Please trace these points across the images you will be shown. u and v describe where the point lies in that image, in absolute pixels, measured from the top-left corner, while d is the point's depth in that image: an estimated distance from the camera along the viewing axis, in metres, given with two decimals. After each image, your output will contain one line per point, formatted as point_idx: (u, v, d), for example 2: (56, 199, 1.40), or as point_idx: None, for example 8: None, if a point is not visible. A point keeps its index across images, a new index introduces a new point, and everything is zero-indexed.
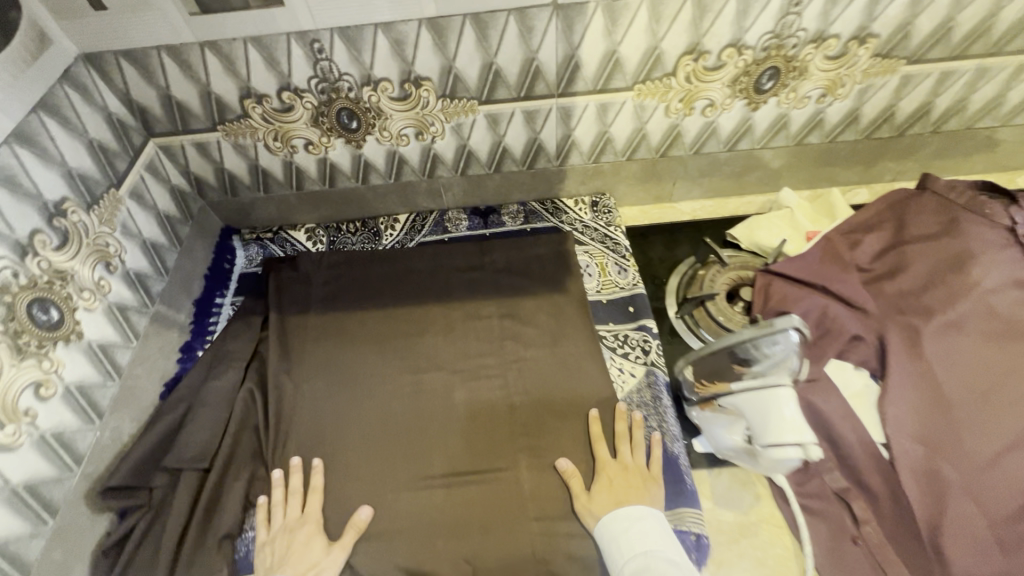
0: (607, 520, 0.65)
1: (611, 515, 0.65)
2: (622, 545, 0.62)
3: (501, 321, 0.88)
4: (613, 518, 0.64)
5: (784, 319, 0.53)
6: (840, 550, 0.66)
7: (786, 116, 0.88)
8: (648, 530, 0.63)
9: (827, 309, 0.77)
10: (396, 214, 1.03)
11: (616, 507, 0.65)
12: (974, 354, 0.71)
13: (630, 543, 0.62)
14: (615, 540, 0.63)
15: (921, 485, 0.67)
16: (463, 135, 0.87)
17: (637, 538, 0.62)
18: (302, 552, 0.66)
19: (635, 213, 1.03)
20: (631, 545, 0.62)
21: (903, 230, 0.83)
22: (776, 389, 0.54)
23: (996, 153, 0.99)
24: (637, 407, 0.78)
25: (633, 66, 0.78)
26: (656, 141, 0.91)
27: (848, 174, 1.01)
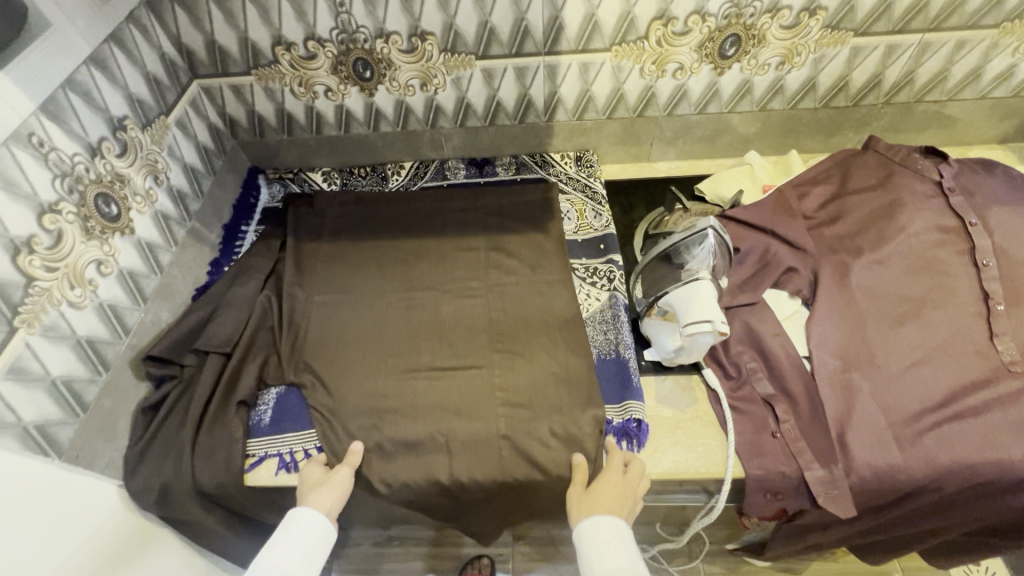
0: (586, 527, 0.68)
1: (591, 525, 0.68)
2: (595, 554, 0.66)
3: (488, 253, 1.00)
4: (590, 528, 0.68)
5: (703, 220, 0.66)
6: (760, 441, 0.77)
7: (749, 81, 0.99)
8: (619, 545, 0.66)
9: (770, 246, 0.87)
10: (402, 162, 1.16)
11: (596, 517, 0.68)
12: (893, 286, 0.82)
13: (602, 555, 0.66)
14: (591, 547, 0.67)
15: (836, 391, 0.77)
16: (463, 88, 1.00)
17: (611, 553, 0.66)
18: (312, 488, 0.74)
19: (615, 170, 1.14)
20: (604, 558, 0.65)
21: (846, 184, 0.93)
22: (698, 281, 0.66)
23: (949, 128, 1.08)
24: (599, 324, 0.90)
25: (609, 28, 0.90)
26: (633, 102, 1.02)
27: (812, 142, 1.11)
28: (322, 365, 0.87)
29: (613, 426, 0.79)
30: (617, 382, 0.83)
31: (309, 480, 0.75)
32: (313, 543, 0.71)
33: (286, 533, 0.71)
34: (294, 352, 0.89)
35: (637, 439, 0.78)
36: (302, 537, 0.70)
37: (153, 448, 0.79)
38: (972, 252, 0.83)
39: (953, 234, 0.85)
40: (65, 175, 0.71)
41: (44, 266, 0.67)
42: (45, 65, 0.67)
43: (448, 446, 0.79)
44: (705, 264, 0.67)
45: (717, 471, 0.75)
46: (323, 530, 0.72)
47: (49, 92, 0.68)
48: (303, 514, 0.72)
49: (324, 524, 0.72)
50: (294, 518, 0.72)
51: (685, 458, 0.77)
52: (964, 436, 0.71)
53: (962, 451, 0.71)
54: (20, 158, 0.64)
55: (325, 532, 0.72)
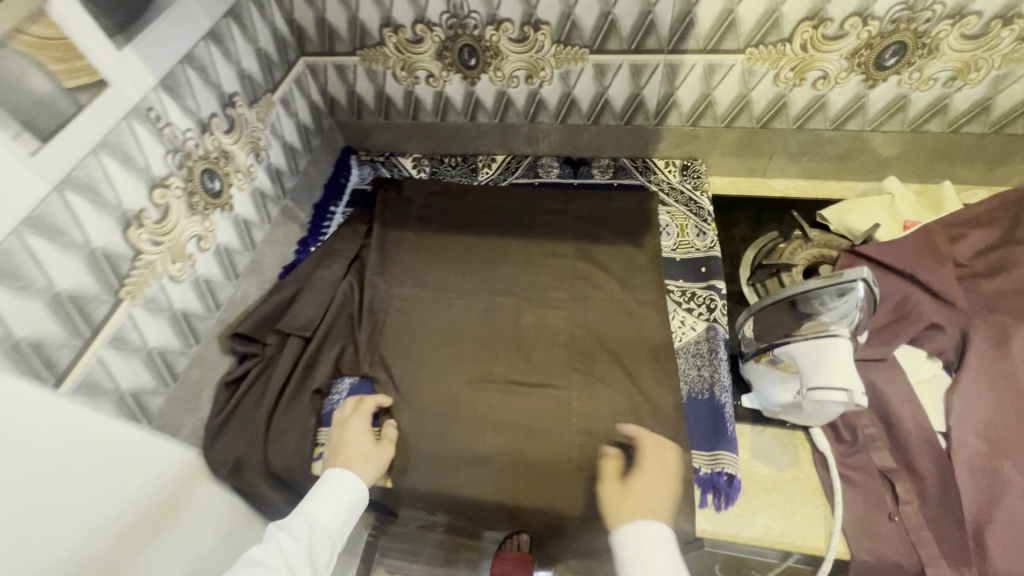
0: (625, 531, 0.62)
1: (629, 531, 0.62)
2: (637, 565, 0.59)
3: (575, 262, 0.94)
4: (627, 537, 0.62)
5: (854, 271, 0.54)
6: (875, 523, 0.67)
7: (905, 98, 0.85)
8: (665, 550, 0.60)
9: (910, 294, 0.75)
10: (494, 154, 1.11)
11: (635, 524, 0.62)
12: None
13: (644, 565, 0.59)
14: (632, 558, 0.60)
15: (976, 479, 0.65)
16: (570, 83, 0.93)
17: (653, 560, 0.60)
18: (355, 455, 0.72)
19: (724, 183, 1.04)
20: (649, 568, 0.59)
21: (1014, 232, 0.79)
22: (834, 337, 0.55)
23: None
24: (692, 357, 0.82)
25: (748, 28, 0.79)
26: (759, 111, 0.91)
27: (968, 172, 0.95)
28: (396, 358, 0.86)
29: (698, 475, 0.71)
30: (708, 426, 0.75)
31: (351, 445, 0.73)
32: (348, 505, 0.69)
33: (321, 491, 0.69)
34: (369, 342, 0.88)
35: (727, 494, 0.70)
36: (338, 498, 0.69)
37: (231, 422, 0.81)
38: None
39: None
40: (177, 150, 0.72)
41: (150, 239, 0.68)
42: (168, 40, 0.67)
43: (514, 465, 0.75)
44: (842, 319, 0.57)
45: (818, 547, 0.66)
46: (357, 496, 0.70)
47: (170, 67, 0.68)
48: (345, 476, 0.70)
49: (359, 498, 0.70)
50: (332, 478, 0.70)
51: (781, 525, 0.68)
52: None
53: None
54: (138, 132, 0.65)
55: (360, 495, 0.70)
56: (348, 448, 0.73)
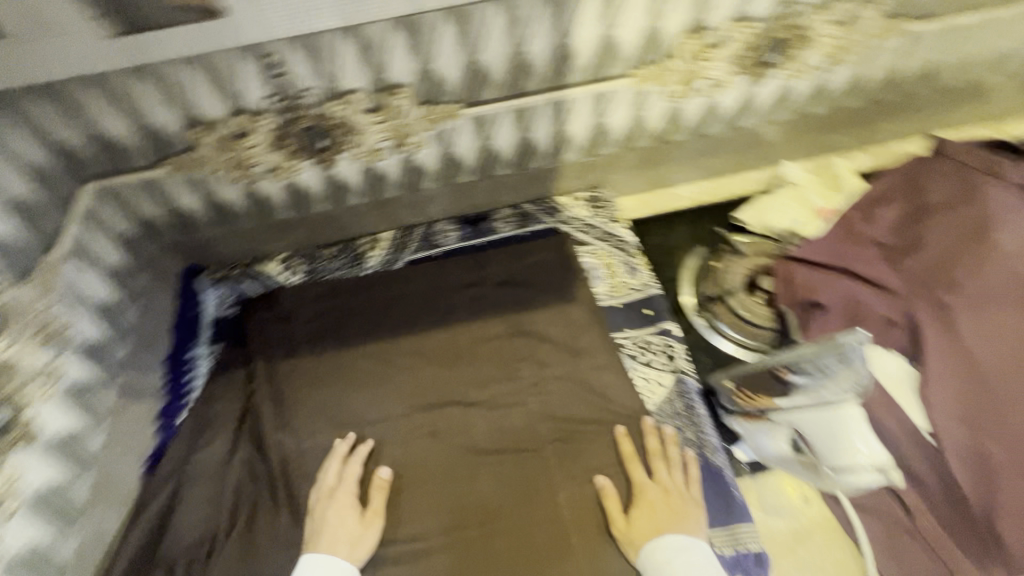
0: (646, 550, 0.63)
1: (655, 540, 0.64)
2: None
3: (512, 341, 0.81)
4: (653, 549, 0.63)
5: (852, 336, 0.52)
6: (900, 545, 0.67)
7: (789, 88, 0.83)
8: (706, 561, 0.62)
9: (855, 292, 0.75)
10: (378, 232, 0.94)
11: (669, 532, 0.64)
12: (1011, 327, 0.68)
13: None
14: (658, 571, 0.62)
15: (968, 468, 0.64)
16: (447, 142, 0.79)
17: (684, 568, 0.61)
18: (339, 526, 0.66)
19: (634, 204, 0.97)
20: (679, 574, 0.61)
21: (921, 197, 0.81)
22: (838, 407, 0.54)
23: (989, 104, 0.96)
24: (670, 419, 0.75)
25: (630, 50, 0.71)
26: (654, 128, 0.85)
27: (850, 140, 0.96)
28: (410, 511, 0.70)
29: (724, 557, 0.65)
30: (715, 495, 0.69)
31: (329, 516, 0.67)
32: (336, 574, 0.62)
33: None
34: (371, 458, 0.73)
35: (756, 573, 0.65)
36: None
37: None
38: None
39: None
40: None
41: None
42: None
43: (615, 546, 0.67)
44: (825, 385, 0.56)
45: None
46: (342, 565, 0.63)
47: None
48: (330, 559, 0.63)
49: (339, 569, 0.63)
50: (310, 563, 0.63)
51: None
52: None
53: None
54: None
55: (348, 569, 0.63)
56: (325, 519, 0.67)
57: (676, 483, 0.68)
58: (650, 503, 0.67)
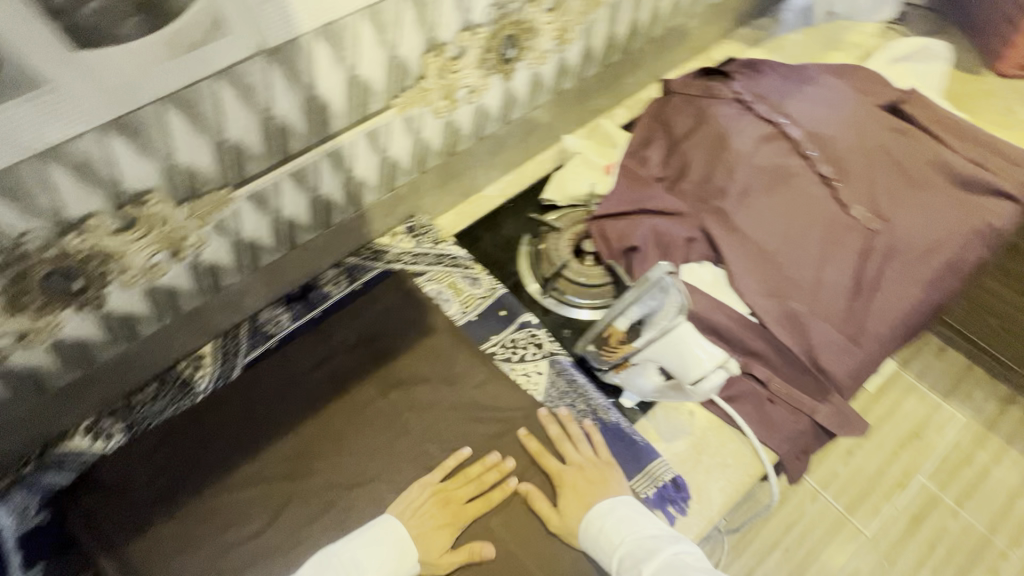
0: (583, 530, 0.66)
1: (587, 516, 0.67)
2: (604, 544, 0.65)
3: (389, 399, 0.77)
4: (589, 522, 0.66)
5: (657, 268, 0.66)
6: (766, 413, 0.76)
7: (537, 74, 0.91)
8: (633, 512, 0.66)
9: (658, 227, 0.86)
10: (198, 349, 0.83)
11: (596, 502, 0.67)
12: (767, 210, 0.86)
13: (610, 538, 0.65)
14: (597, 540, 0.65)
15: (787, 327, 0.79)
16: (233, 230, 0.72)
17: (615, 529, 0.65)
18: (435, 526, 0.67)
19: (452, 219, 0.99)
20: (614, 534, 0.65)
21: (672, 131, 0.96)
22: (677, 327, 0.63)
23: (691, 41, 1.16)
24: (561, 400, 0.78)
25: (380, 83, 0.71)
26: (439, 145, 0.87)
27: (605, 100, 1.09)
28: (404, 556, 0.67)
29: (649, 497, 0.70)
30: (624, 448, 0.74)
31: (420, 495, 0.69)
32: (399, 565, 0.65)
33: (372, 546, 0.65)
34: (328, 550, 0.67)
35: (681, 498, 0.71)
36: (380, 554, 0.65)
37: None
38: (798, 145, 0.92)
39: (775, 138, 0.92)
40: None
41: None
42: None
43: (559, 540, 0.68)
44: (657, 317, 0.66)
45: (757, 468, 0.74)
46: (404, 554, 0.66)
47: None
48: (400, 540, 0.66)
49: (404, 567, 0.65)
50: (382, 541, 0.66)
51: (727, 477, 0.73)
52: (885, 303, 0.83)
53: (889, 316, 0.82)
54: None
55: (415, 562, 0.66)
56: (413, 497, 0.69)
57: (587, 456, 0.72)
58: (573, 485, 0.69)
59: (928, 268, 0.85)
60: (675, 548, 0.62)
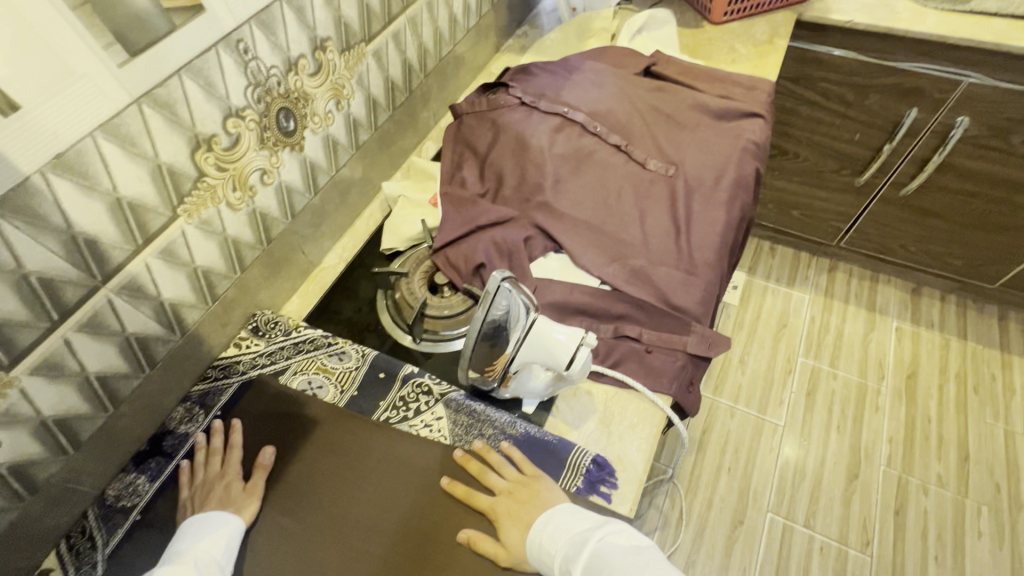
0: (527, 550, 0.66)
1: (529, 535, 0.66)
2: (544, 556, 0.65)
3: (291, 516, 0.70)
4: (531, 542, 0.65)
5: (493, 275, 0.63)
6: (650, 365, 0.82)
7: (329, 136, 0.90)
8: (565, 517, 0.66)
9: (495, 237, 0.88)
10: (40, 565, 0.68)
11: (534, 518, 0.67)
12: (581, 192, 0.95)
13: (547, 549, 0.65)
14: (537, 555, 0.65)
15: (635, 284, 0.87)
16: (28, 415, 0.61)
17: (551, 540, 0.65)
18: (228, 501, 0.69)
19: (298, 302, 0.93)
20: (549, 544, 0.65)
21: (477, 148, 1.01)
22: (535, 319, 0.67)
23: (467, 64, 1.24)
24: (469, 435, 0.77)
25: (154, 196, 0.65)
26: (251, 236, 0.82)
27: (409, 139, 1.12)
28: None
29: (581, 487, 0.72)
30: (542, 454, 0.75)
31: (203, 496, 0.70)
32: (218, 528, 0.66)
33: (187, 532, 0.66)
34: None
35: (608, 474, 0.73)
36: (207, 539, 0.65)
37: None
38: (585, 127, 1.02)
39: (565, 126, 1.02)
40: None
41: None
42: None
43: (515, 571, 0.66)
44: (513, 318, 0.67)
45: (661, 416, 0.79)
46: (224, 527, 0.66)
47: None
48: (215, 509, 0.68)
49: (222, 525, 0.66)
50: (194, 518, 0.67)
51: (640, 436, 0.77)
52: (703, 232, 0.94)
53: (711, 241, 0.93)
54: None
55: (235, 517, 0.67)
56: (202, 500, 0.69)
57: (513, 477, 0.71)
58: (509, 512, 0.68)
59: (723, 191, 0.99)
60: (602, 534, 0.63)
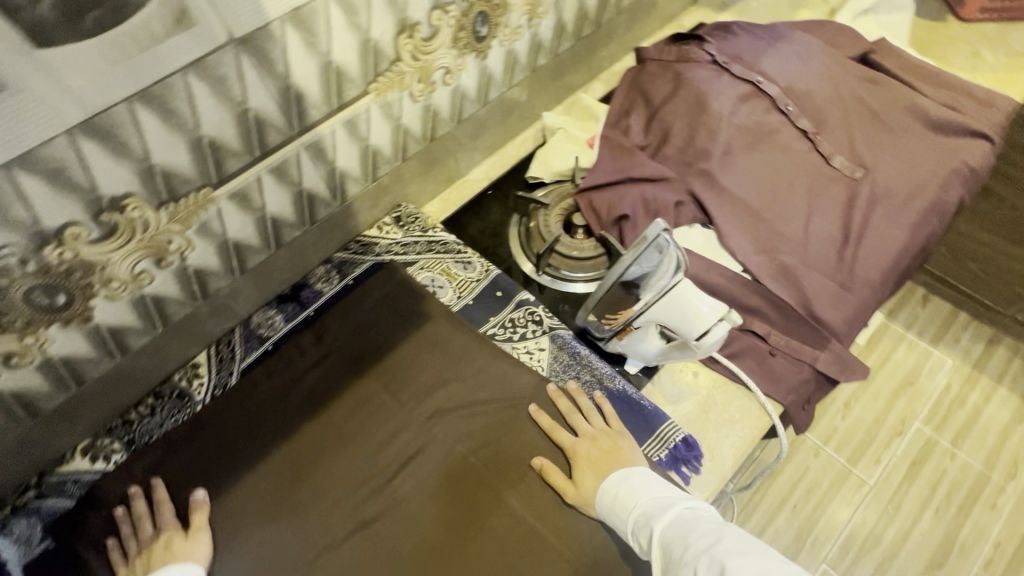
0: (600, 497, 0.66)
1: (602, 484, 0.67)
2: (619, 507, 0.65)
3: (391, 391, 0.77)
4: (604, 491, 0.66)
5: (655, 225, 0.65)
6: (770, 368, 0.77)
7: (512, 51, 0.90)
8: (648, 478, 0.66)
9: (646, 193, 0.87)
10: (193, 359, 0.81)
11: (613, 471, 0.67)
12: (751, 169, 0.87)
13: (625, 502, 0.65)
14: (612, 505, 0.65)
15: (780, 281, 0.81)
16: (217, 232, 0.70)
17: (630, 494, 0.65)
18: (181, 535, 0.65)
19: (438, 205, 0.98)
20: (628, 497, 0.65)
21: (651, 99, 0.96)
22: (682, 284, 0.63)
23: (661, 10, 1.16)
24: (565, 373, 0.78)
25: (356, 69, 0.70)
26: (419, 130, 0.86)
27: (581, 75, 1.09)
28: (425, 536, 0.67)
29: (663, 460, 0.71)
30: (631, 414, 0.74)
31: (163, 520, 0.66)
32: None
33: None
34: (347, 547, 0.67)
35: (693, 457, 0.72)
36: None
37: None
38: (776, 103, 0.93)
39: (753, 97, 0.93)
40: None
41: None
42: None
43: (577, 512, 0.68)
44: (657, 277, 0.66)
45: (765, 422, 0.75)
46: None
47: None
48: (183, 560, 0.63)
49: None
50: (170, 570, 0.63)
51: (736, 433, 0.74)
52: (875, 249, 0.84)
53: (880, 263, 0.83)
54: None
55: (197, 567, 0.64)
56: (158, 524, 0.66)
57: (600, 426, 0.72)
58: (587, 456, 0.69)
59: (912, 212, 0.87)
60: (689, 503, 0.61)
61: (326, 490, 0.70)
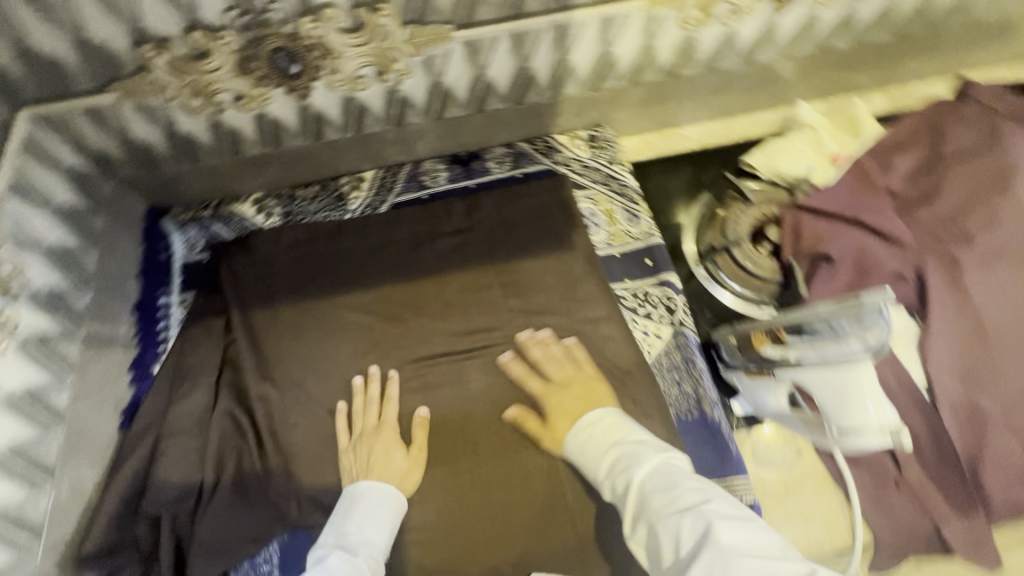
0: (570, 434, 0.65)
1: (574, 426, 0.65)
2: (588, 448, 0.63)
3: (506, 293, 0.77)
4: (577, 429, 0.65)
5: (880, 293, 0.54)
6: (885, 494, 0.67)
7: (813, 18, 0.76)
8: (616, 422, 0.63)
9: (865, 245, 0.72)
10: (362, 172, 0.86)
11: (586, 412, 0.66)
12: (1015, 283, 0.69)
13: (597, 441, 0.62)
14: (584, 447, 0.63)
15: (960, 420, 0.67)
16: (436, 71, 0.71)
17: (601, 434, 0.62)
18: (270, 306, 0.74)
19: (636, 144, 0.91)
20: (596, 439, 0.62)
21: (939, 146, 0.78)
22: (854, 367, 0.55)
23: (1014, 43, 0.91)
24: (668, 372, 0.74)
25: None
26: (664, 60, 0.77)
27: (867, 78, 0.91)
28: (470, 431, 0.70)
29: None
30: (710, 447, 0.69)
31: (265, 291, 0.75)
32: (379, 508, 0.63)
33: (358, 511, 0.62)
34: (404, 400, 0.72)
35: None
36: (377, 517, 0.62)
37: None
38: None
39: None
40: None
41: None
42: None
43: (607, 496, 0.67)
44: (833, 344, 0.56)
45: (844, 541, 0.66)
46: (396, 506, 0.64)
47: None
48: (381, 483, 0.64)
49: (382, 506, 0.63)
50: (363, 490, 0.64)
51: (805, 531, 0.67)
52: None
53: None
54: None
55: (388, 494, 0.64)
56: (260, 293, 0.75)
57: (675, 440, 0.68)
58: None
59: None
60: (667, 454, 0.58)
61: (412, 341, 0.75)
